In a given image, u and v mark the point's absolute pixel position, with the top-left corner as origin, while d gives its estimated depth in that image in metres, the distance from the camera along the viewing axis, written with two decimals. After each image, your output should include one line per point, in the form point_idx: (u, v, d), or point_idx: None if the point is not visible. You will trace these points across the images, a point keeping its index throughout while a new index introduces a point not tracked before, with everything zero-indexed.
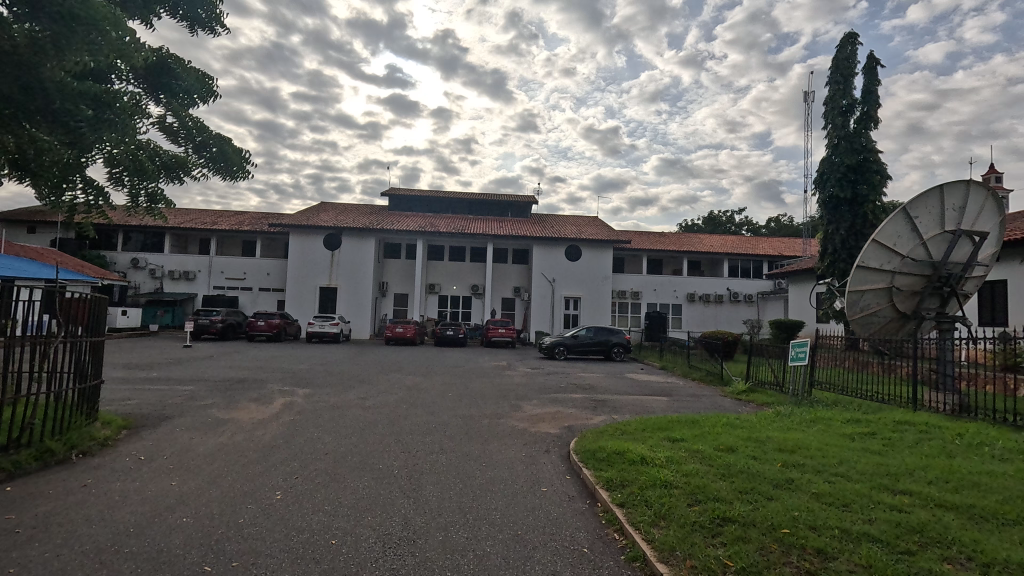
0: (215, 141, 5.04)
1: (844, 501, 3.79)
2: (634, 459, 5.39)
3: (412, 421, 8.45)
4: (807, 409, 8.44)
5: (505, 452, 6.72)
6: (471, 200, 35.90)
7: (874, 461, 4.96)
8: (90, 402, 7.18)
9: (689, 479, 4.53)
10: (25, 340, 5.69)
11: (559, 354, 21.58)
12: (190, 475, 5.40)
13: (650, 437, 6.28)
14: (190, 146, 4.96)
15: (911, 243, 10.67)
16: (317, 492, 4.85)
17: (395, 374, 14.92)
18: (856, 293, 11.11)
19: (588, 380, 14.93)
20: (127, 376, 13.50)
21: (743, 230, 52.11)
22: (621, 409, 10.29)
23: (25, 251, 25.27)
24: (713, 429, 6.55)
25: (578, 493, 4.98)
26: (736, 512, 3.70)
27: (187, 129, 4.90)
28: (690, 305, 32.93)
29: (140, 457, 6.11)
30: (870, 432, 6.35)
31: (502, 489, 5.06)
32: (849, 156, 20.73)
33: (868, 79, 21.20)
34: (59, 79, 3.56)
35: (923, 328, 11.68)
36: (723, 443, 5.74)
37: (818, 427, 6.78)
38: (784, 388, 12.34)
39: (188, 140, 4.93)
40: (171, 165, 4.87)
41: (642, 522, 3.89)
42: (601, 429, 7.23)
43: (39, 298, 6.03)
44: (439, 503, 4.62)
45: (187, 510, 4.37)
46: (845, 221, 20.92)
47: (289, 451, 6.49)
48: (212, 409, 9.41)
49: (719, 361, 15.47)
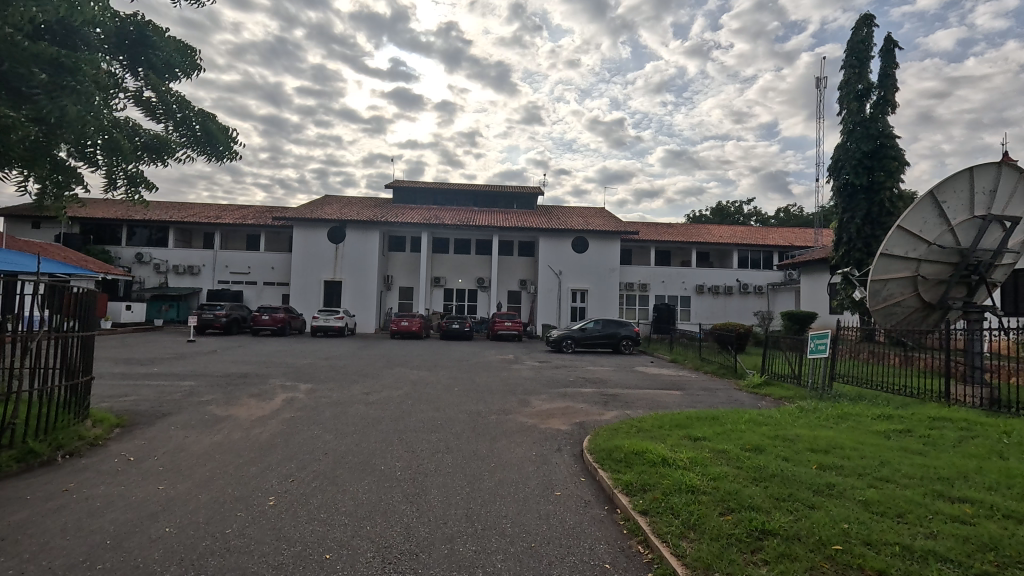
0: (198, 118, 4.68)
1: (898, 512, 3.38)
2: (655, 461, 4.99)
3: (416, 418, 8.11)
4: (831, 404, 8.00)
5: (514, 451, 6.35)
6: (477, 192, 35.46)
7: (917, 461, 4.54)
8: (80, 399, 6.86)
9: (718, 484, 4.14)
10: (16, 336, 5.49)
11: (567, 347, 21.21)
12: (180, 478, 5.05)
13: (669, 436, 5.90)
14: (171, 123, 4.58)
15: (939, 229, 10.16)
16: (313, 497, 4.51)
17: (400, 368, 14.63)
18: (879, 282, 10.68)
19: (597, 374, 14.54)
20: (128, 371, 13.27)
21: (752, 221, 51.37)
22: (634, 404, 9.88)
23: (28, 246, 25.16)
24: (736, 427, 6.15)
25: (595, 497, 4.61)
26: (778, 525, 3.30)
27: (168, 104, 4.53)
28: (699, 297, 32.41)
29: (128, 458, 5.77)
30: (906, 429, 5.93)
31: (513, 494, 4.68)
32: (865, 142, 20.11)
33: (885, 62, 20.52)
34: (8, 38, 3.20)
35: (949, 317, 11.21)
36: (750, 442, 5.34)
37: (848, 423, 6.36)
38: (801, 382, 11.89)
39: (168, 117, 4.56)
40: (154, 146, 4.57)
41: (670, 534, 3.49)
42: (615, 426, 6.84)
43: (42, 293, 5.93)
44: (444, 511, 4.27)
45: (173, 517, 4.03)
46: (861, 209, 20.31)
47: (287, 451, 6.13)
48: (210, 405, 9.11)
49: (733, 354, 15.02)
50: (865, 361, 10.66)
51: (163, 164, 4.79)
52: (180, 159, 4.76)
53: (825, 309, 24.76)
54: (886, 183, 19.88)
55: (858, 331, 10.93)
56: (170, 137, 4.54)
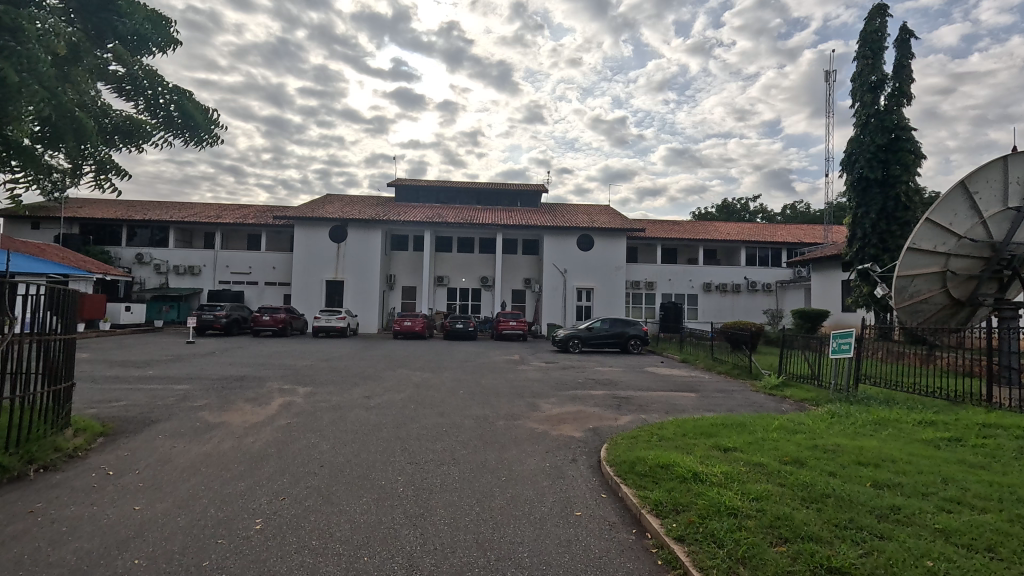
0: (175, 96, 4.19)
1: (989, 546, 2.90)
2: (685, 476, 4.50)
3: (420, 425, 7.63)
4: (863, 408, 7.49)
5: (525, 462, 5.86)
6: (479, 190, 35.00)
7: (983, 477, 4.04)
8: (58, 406, 6.36)
9: (764, 506, 3.65)
10: (10, 338, 5.30)
11: (573, 347, 20.69)
12: (159, 498, 4.56)
13: (696, 446, 5.42)
14: (142, 103, 4.12)
15: (970, 221, 9.61)
16: (305, 520, 4.02)
17: (402, 370, 14.17)
18: (906, 277, 10.20)
19: (606, 375, 14.04)
20: (122, 374, 12.84)
21: (757, 218, 50.79)
22: (648, 408, 9.37)
23: (26, 246, 24.78)
24: (767, 436, 5.65)
25: (620, 519, 4.12)
26: (847, 563, 2.83)
27: (137, 79, 4.03)
28: (706, 295, 31.89)
29: (106, 473, 5.27)
30: (955, 437, 5.43)
31: (528, 516, 4.19)
32: (879, 135, 19.53)
33: (901, 53, 19.91)
34: None
35: (979, 314, 10.72)
36: (788, 454, 4.85)
37: (890, 431, 5.85)
38: (823, 384, 11.28)
39: (139, 95, 4.09)
40: (125, 129, 4.11)
41: (716, 569, 2.99)
42: (634, 435, 6.36)
43: (37, 293, 5.84)
44: (452, 535, 3.80)
45: (146, 546, 3.56)
46: (876, 204, 19.71)
47: (280, 463, 5.67)
48: (202, 412, 8.65)
49: (748, 354, 14.43)
50: (883, 361, 10.14)
51: (138, 148, 4.35)
52: (156, 144, 4.30)
53: (837, 306, 24.18)
54: (902, 177, 19.29)
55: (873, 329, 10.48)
56: (142, 119, 4.07)
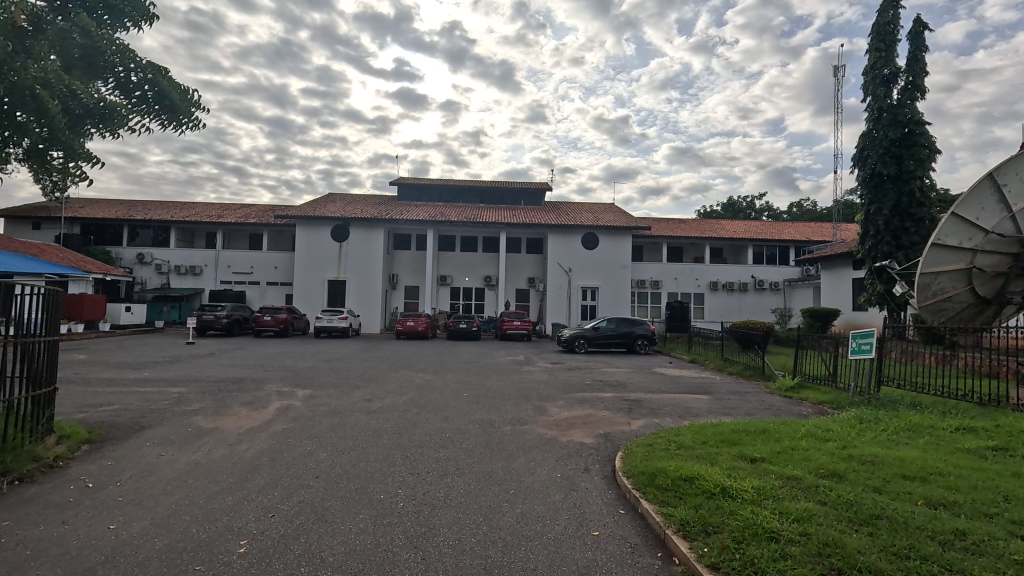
0: (150, 81, 4.07)
1: None
2: (713, 491, 4.09)
3: (422, 431, 7.23)
4: (893, 413, 7.04)
5: (535, 472, 5.46)
6: (482, 189, 34.60)
7: None
8: (39, 413, 5.99)
9: (807, 529, 3.25)
10: None
11: (579, 348, 20.27)
12: (139, 516, 4.18)
13: (721, 456, 5.01)
14: (116, 85, 3.91)
15: (999, 216, 9.12)
16: (296, 542, 3.66)
17: (404, 372, 13.78)
18: (928, 275, 9.82)
19: (615, 376, 13.61)
20: (116, 377, 12.47)
21: (763, 216, 50.31)
22: (661, 412, 8.95)
23: (25, 247, 24.51)
24: (796, 445, 5.24)
25: (642, 540, 3.74)
26: None
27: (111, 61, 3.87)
28: (713, 294, 31.42)
29: (85, 486, 4.89)
30: (1001, 446, 5.02)
31: (541, 537, 3.80)
32: (892, 130, 19.03)
33: (914, 45, 19.40)
34: None
35: (1005, 314, 10.24)
36: (824, 466, 4.44)
37: (927, 439, 5.43)
38: (841, 386, 10.80)
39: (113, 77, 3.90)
40: (99, 112, 3.81)
41: None
42: (650, 443, 5.96)
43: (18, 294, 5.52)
44: (457, 559, 3.43)
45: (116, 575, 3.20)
46: (889, 200, 19.17)
47: (273, 473, 5.29)
48: (196, 416, 8.30)
49: (760, 354, 13.99)
50: (899, 361, 9.71)
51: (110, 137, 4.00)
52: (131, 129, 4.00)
53: (848, 305, 23.67)
54: (917, 172, 18.78)
55: (888, 329, 10.07)
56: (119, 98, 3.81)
